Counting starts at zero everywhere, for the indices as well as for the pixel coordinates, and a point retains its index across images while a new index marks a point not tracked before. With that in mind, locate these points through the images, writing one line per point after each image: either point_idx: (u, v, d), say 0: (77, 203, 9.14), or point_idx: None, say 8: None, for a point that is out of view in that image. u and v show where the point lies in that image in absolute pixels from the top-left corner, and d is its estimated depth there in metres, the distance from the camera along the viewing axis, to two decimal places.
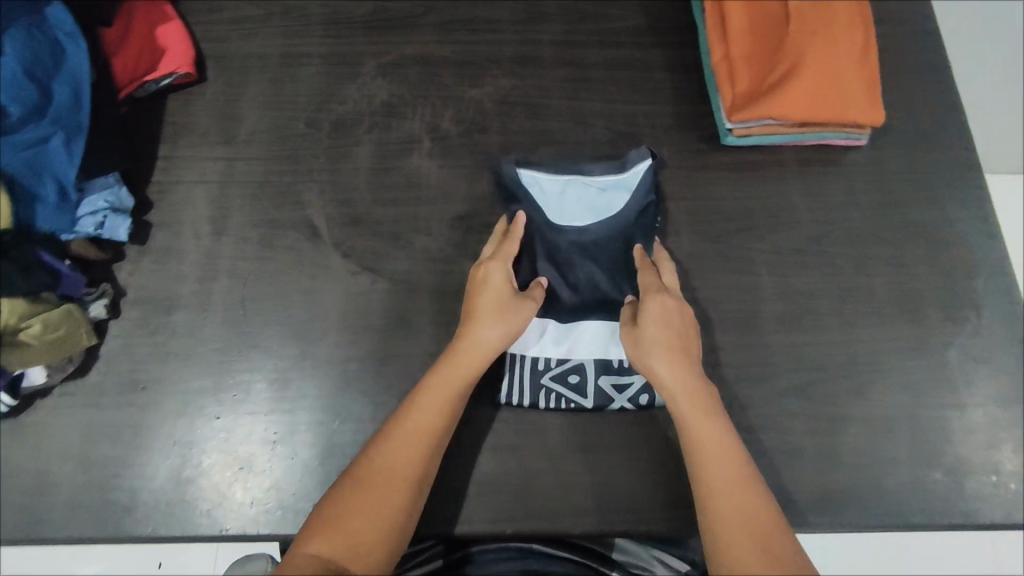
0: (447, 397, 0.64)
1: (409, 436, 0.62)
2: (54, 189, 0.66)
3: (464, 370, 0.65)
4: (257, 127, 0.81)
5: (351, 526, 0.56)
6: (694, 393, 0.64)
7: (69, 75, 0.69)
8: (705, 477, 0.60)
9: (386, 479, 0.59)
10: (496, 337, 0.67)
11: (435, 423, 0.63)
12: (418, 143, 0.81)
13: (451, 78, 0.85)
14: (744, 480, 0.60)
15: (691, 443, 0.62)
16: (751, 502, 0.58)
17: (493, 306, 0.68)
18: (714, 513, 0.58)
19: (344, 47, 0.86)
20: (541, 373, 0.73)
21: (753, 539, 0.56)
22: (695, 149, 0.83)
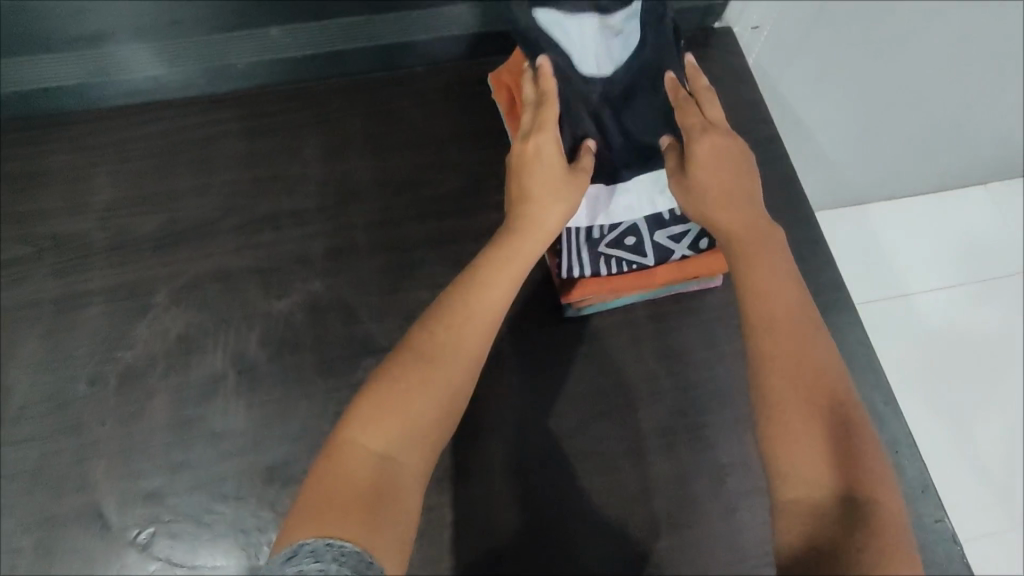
0: (518, 257, 0.59)
1: (443, 375, 0.53)
2: None
3: (512, 274, 0.58)
4: (28, 396, 0.70)
5: (394, 420, 0.50)
6: (756, 230, 0.57)
7: None
8: (810, 378, 0.49)
9: (436, 373, 0.53)
10: (562, 211, 0.60)
11: (499, 297, 0.57)
12: (222, 380, 0.71)
13: (255, 292, 0.75)
14: (808, 388, 0.49)
15: (765, 303, 0.53)
16: (818, 412, 0.48)
17: (549, 157, 0.60)
18: (818, 413, 0.48)
19: (131, 275, 0.76)
20: (598, 242, 0.69)
21: (857, 433, 0.47)
22: (539, 325, 0.75)
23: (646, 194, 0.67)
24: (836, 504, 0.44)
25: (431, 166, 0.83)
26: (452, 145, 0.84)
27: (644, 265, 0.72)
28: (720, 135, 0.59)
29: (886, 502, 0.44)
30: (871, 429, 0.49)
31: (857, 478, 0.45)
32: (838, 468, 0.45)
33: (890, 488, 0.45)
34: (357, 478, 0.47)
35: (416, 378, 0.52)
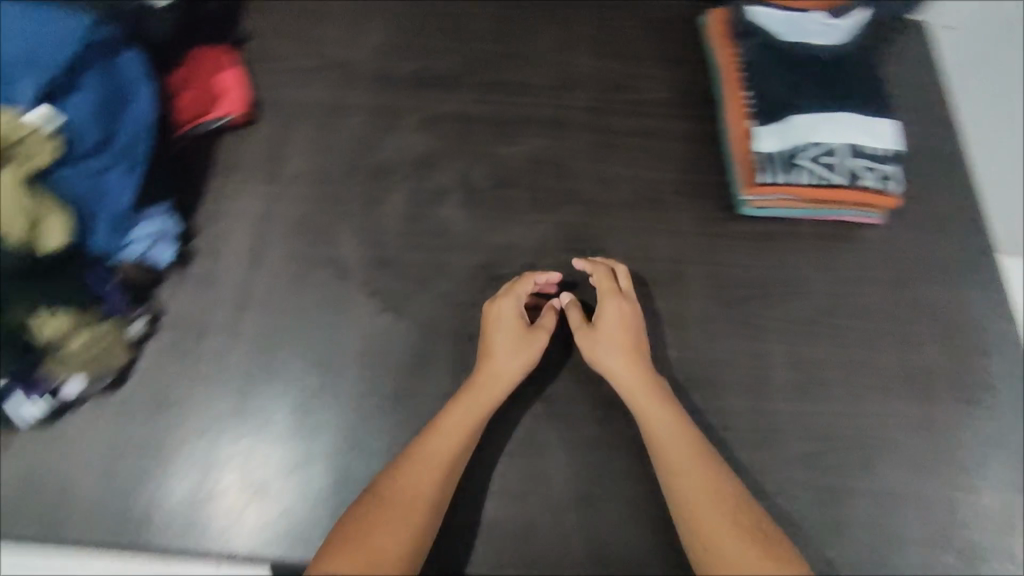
0: (455, 417, 0.70)
1: (406, 513, 0.63)
2: (108, 215, 0.71)
3: (466, 423, 0.70)
4: (301, 169, 0.87)
5: (370, 548, 0.60)
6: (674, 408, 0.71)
7: (135, 121, 0.75)
8: (685, 493, 0.65)
9: (400, 509, 0.64)
10: (509, 368, 0.72)
11: (450, 443, 0.68)
12: (451, 193, 0.86)
13: (487, 135, 0.91)
14: (694, 507, 0.64)
15: (654, 430, 0.70)
16: (720, 530, 0.62)
17: (496, 331, 0.74)
18: (703, 523, 0.63)
19: (389, 100, 0.93)
20: (796, 155, 0.81)
21: (742, 532, 0.62)
22: (714, 216, 0.86)
23: (844, 126, 0.81)
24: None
25: (642, 75, 0.96)
26: (663, 63, 0.98)
27: (832, 184, 0.80)
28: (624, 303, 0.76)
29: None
30: (769, 538, 0.62)
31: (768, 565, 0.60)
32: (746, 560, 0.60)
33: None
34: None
35: (391, 511, 0.63)
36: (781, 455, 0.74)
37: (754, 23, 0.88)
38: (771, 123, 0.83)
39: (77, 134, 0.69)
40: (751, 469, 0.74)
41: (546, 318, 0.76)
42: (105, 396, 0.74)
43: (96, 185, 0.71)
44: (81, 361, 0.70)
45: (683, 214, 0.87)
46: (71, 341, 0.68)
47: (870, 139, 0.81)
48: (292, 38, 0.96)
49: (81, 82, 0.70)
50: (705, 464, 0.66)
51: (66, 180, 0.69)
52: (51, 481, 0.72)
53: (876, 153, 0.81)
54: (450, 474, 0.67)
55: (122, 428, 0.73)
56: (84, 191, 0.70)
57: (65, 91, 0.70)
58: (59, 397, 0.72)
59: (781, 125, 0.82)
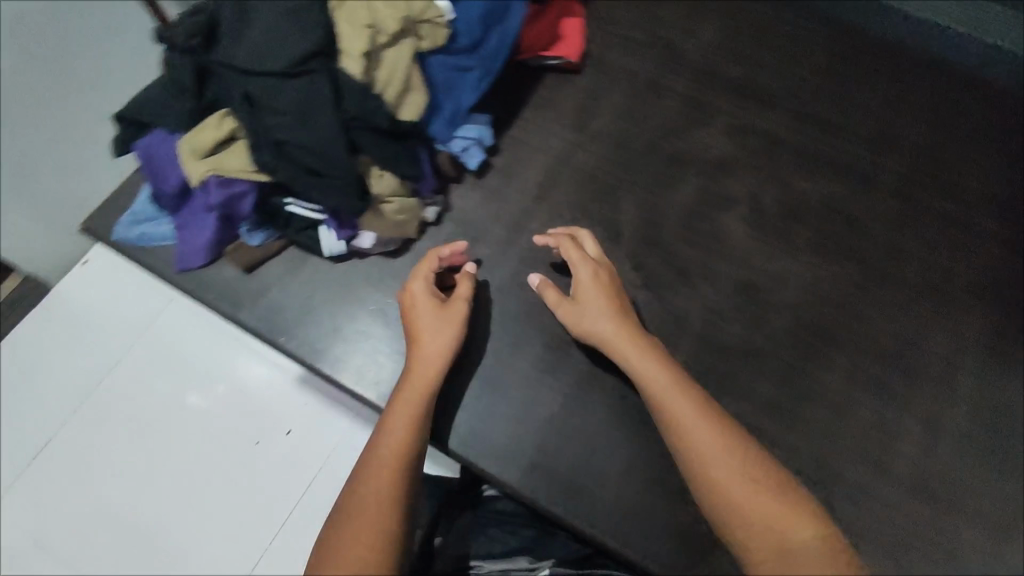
0: (400, 409, 0.67)
1: (380, 509, 0.61)
2: (451, 108, 0.78)
3: (406, 414, 0.67)
4: (605, 128, 0.89)
5: (350, 552, 0.59)
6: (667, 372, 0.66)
7: (502, 33, 0.81)
8: (694, 443, 0.61)
9: (365, 515, 0.61)
10: (450, 340, 0.71)
11: (396, 438, 0.65)
12: (737, 204, 0.85)
13: (789, 163, 0.88)
14: (706, 455, 0.60)
15: (680, 430, 0.62)
16: (729, 467, 0.60)
17: (423, 313, 0.72)
18: (717, 480, 0.60)
19: (705, 94, 0.92)
20: None
21: (752, 481, 0.59)
22: (1006, 335, 0.78)
23: None
24: (771, 534, 0.57)
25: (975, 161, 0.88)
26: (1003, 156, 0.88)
27: None
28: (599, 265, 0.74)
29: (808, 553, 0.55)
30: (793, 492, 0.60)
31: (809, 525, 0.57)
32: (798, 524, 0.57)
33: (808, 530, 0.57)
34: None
35: (357, 518, 0.61)
36: None
37: None
38: None
39: (459, 30, 0.77)
40: None
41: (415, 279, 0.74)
42: (385, 258, 0.81)
43: (453, 79, 0.78)
44: (388, 224, 0.77)
45: (970, 319, 0.79)
46: (389, 202, 0.76)
47: None
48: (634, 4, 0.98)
49: None
50: (704, 415, 0.63)
51: (434, 66, 0.77)
52: (323, 309, 0.79)
53: None
54: (408, 467, 0.64)
55: (395, 294, 0.79)
56: (441, 79, 0.78)
57: None
58: (353, 244, 0.79)
59: None
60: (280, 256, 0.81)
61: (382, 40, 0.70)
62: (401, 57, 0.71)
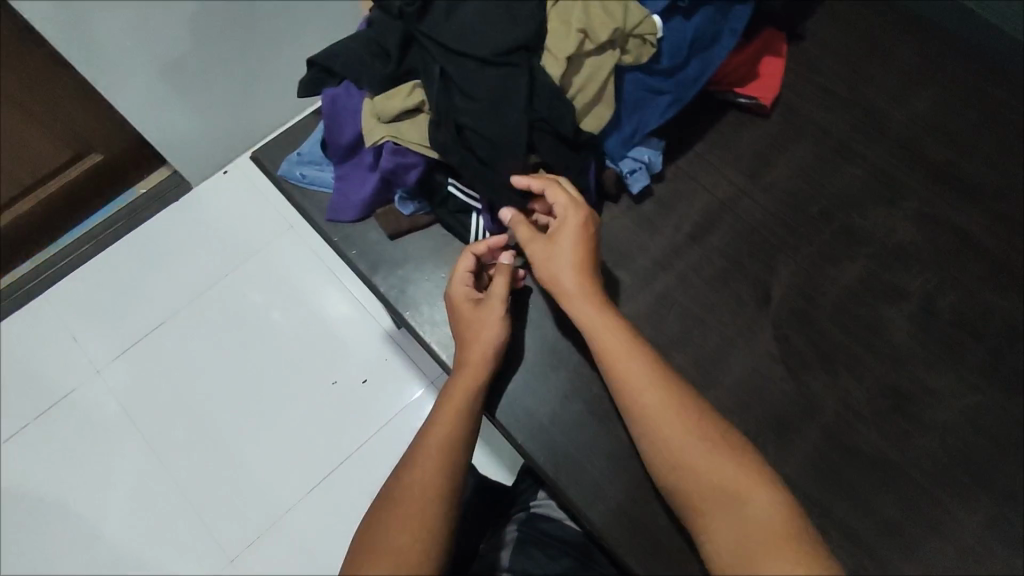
0: (448, 406, 0.68)
1: (422, 502, 0.61)
2: (632, 127, 0.76)
3: (458, 411, 0.68)
4: (778, 182, 0.84)
5: (394, 543, 0.59)
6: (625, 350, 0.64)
7: (704, 63, 0.77)
8: (650, 425, 0.61)
9: (409, 504, 0.61)
10: (492, 337, 0.71)
11: (443, 432, 0.66)
12: (905, 300, 0.78)
13: (978, 270, 0.79)
14: (671, 445, 0.59)
15: (644, 417, 0.61)
16: (687, 445, 0.59)
17: (461, 314, 0.72)
18: (689, 471, 0.58)
19: (898, 172, 0.84)
20: None
21: (717, 468, 0.57)
22: None
23: None
24: (733, 513, 0.56)
25: None
26: None
27: None
28: (570, 234, 0.68)
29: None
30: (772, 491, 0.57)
31: (781, 522, 0.55)
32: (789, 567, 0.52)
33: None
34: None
35: (400, 507, 0.61)
36: None
37: None
38: None
39: (662, 51, 0.74)
40: None
41: (499, 284, 0.72)
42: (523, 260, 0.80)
43: (642, 100, 0.76)
44: None
45: None
46: None
47: None
48: (843, 58, 0.91)
49: (694, 13, 0.75)
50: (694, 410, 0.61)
51: (628, 83, 0.75)
52: None
53: None
54: (454, 461, 0.65)
55: (527, 301, 0.79)
56: (630, 98, 0.75)
57: (680, 12, 0.75)
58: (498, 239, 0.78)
59: None
60: (423, 231, 0.81)
61: (590, 48, 0.69)
62: (603, 68, 0.70)
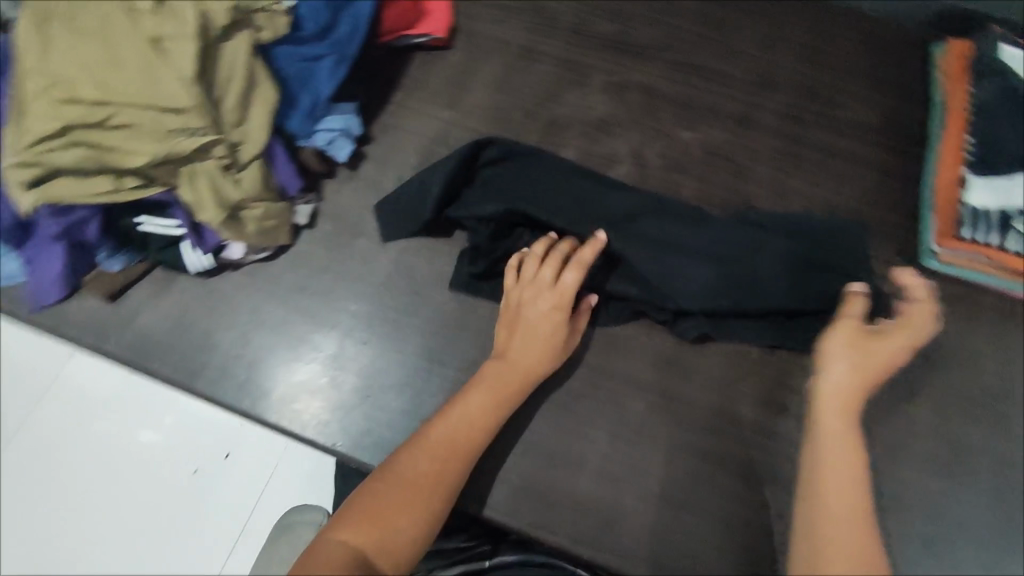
0: (494, 393, 0.67)
1: (434, 487, 0.62)
2: (308, 100, 0.74)
3: (488, 404, 0.66)
4: (479, 102, 0.87)
5: (387, 515, 0.59)
6: (855, 450, 0.59)
7: (355, 13, 0.76)
8: (826, 481, 0.57)
9: (415, 487, 0.62)
10: (547, 362, 0.69)
11: (478, 416, 0.66)
12: (619, 164, 0.84)
13: (669, 115, 0.87)
14: (831, 504, 0.56)
15: (832, 475, 0.58)
16: (839, 512, 0.56)
17: (542, 326, 0.69)
18: (826, 513, 0.56)
19: (579, 56, 0.90)
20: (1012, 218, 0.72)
21: (844, 516, 0.56)
22: (887, 259, 0.80)
23: None
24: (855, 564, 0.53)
25: (849, 92, 0.89)
26: (872, 84, 0.89)
27: None
28: (885, 332, 0.65)
29: (841, 553, 0.54)
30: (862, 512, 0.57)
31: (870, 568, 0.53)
32: (859, 480, 0.58)
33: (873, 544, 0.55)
34: (333, 565, 0.55)
35: (401, 478, 0.62)
36: (899, 523, 0.68)
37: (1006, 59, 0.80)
38: (992, 177, 0.75)
39: (301, 18, 0.74)
40: None
41: (569, 276, 0.69)
42: (260, 266, 0.77)
43: (305, 70, 0.74)
44: (255, 231, 0.72)
45: None
46: (253, 207, 0.71)
47: None
48: None
49: None
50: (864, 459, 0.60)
51: (282, 60, 0.73)
52: (191, 331, 0.74)
53: None
54: (467, 459, 0.65)
55: (270, 305, 0.76)
56: (292, 72, 0.74)
57: None
58: (223, 257, 0.75)
59: (1005, 182, 0.74)
60: (146, 280, 0.76)
61: (213, 34, 0.67)
62: (240, 51, 0.69)
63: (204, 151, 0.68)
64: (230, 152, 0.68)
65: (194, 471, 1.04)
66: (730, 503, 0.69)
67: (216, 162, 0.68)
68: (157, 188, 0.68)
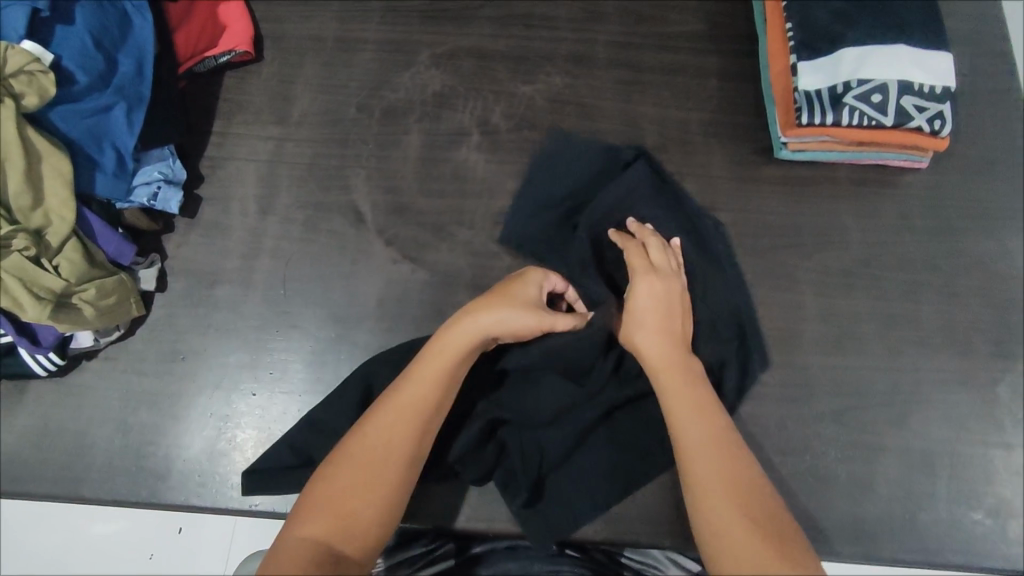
0: (438, 354, 0.61)
1: (389, 465, 0.56)
2: (112, 157, 0.67)
3: (446, 366, 0.61)
4: (308, 109, 0.81)
5: (345, 507, 0.53)
6: (685, 374, 0.62)
7: (134, 48, 0.70)
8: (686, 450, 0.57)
9: (370, 465, 0.55)
10: (489, 329, 0.63)
11: (438, 385, 0.60)
12: (468, 135, 0.81)
13: (505, 73, 0.84)
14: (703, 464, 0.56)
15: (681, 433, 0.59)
16: (716, 469, 0.55)
17: (503, 294, 0.65)
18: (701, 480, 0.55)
19: (400, 34, 0.85)
20: (843, 93, 0.74)
21: (726, 471, 0.55)
22: (746, 160, 0.82)
23: (894, 61, 0.74)
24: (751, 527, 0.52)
25: (673, 5, 0.88)
26: None
27: (877, 125, 0.74)
28: (659, 278, 0.67)
29: (727, 510, 0.53)
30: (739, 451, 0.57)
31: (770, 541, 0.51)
32: (725, 435, 0.58)
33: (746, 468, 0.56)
34: (293, 561, 0.50)
35: (358, 458, 0.56)
36: (811, 406, 0.72)
37: None
38: (817, 59, 0.76)
39: (70, 70, 0.66)
40: (785, 423, 0.71)
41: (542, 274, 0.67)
42: (118, 348, 0.71)
43: (97, 125, 0.67)
44: (95, 314, 0.65)
45: (712, 159, 0.82)
46: (84, 289, 0.64)
47: (920, 73, 0.74)
48: None
49: (72, 14, 0.66)
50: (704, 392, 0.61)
51: (65, 122, 0.66)
52: (62, 437, 0.68)
53: (935, 92, 0.74)
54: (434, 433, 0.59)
55: (140, 383, 0.70)
56: (82, 132, 0.66)
57: (54, 19, 0.66)
58: (71, 347, 0.68)
59: (827, 61, 0.76)
60: None
61: None
62: (7, 125, 0.60)
63: (3, 246, 0.60)
64: (34, 240, 0.61)
65: (149, 558, 0.84)
66: (657, 438, 0.69)
67: (21, 253, 0.61)
68: None
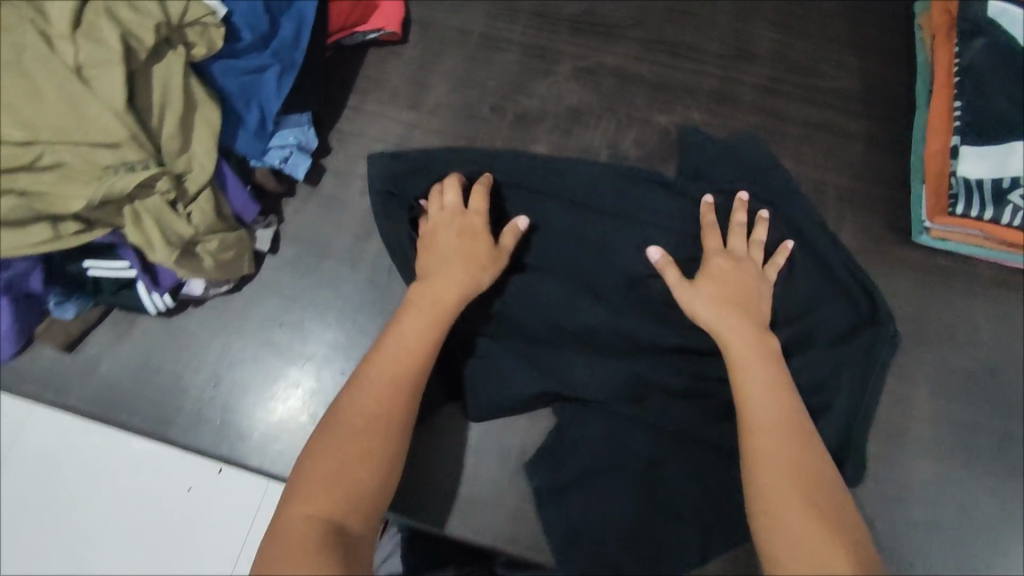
0: (415, 304, 0.61)
1: (375, 421, 0.55)
2: (256, 117, 0.69)
3: (428, 320, 0.60)
4: (442, 100, 0.81)
5: (342, 473, 0.52)
6: (767, 360, 0.59)
7: (298, 14, 0.70)
8: (758, 444, 0.54)
9: (360, 420, 0.55)
10: (456, 269, 0.63)
11: (413, 332, 0.60)
12: (595, 155, 0.79)
13: (643, 99, 0.82)
14: (773, 461, 0.53)
15: (749, 420, 0.55)
16: (782, 473, 0.52)
17: (444, 229, 0.66)
18: (760, 477, 0.52)
19: (544, 41, 0.84)
20: (1008, 188, 0.70)
21: (795, 478, 0.52)
22: (880, 237, 0.77)
23: None
24: (811, 556, 0.48)
25: (828, 60, 0.84)
26: (851, 48, 0.85)
27: None
28: (732, 261, 0.65)
29: (800, 520, 0.49)
30: (822, 464, 0.54)
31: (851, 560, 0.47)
32: (808, 442, 0.54)
33: (808, 452, 0.54)
34: (301, 535, 0.49)
35: (344, 428, 0.54)
36: (904, 509, 0.68)
37: (992, 18, 0.75)
38: (986, 146, 0.72)
39: (238, 27, 0.67)
40: (875, 522, 0.67)
41: (450, 198, 0.67)
42: (224, 301, 0.72)
43: (250, 84, 0.69)
44: (213, 266, 0.67)
45: (844, 228, 0.78)
46: (208, 240, 0.66)
47: None
48: None
49: None
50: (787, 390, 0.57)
51: (223, 75, 0.68)
52: (159, 377, 0.70)
53: None
54: (418, 385, 0.58)
55: (239, 341, 0.71)
56: (235, 88, 0.68)
57: None
58: (183, 293, 0.69)
59: (997, 148, 0.71)
60: (103, 325, 0.71)
61: (141, 56, 0.61)
62: (174, 72, 0.63)
63: (147, 186, 0.62)
64: (175, 184, 0.63)
65: None
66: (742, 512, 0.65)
67: (161, 196, 0.62)
68: (100, 230, 0.62)
